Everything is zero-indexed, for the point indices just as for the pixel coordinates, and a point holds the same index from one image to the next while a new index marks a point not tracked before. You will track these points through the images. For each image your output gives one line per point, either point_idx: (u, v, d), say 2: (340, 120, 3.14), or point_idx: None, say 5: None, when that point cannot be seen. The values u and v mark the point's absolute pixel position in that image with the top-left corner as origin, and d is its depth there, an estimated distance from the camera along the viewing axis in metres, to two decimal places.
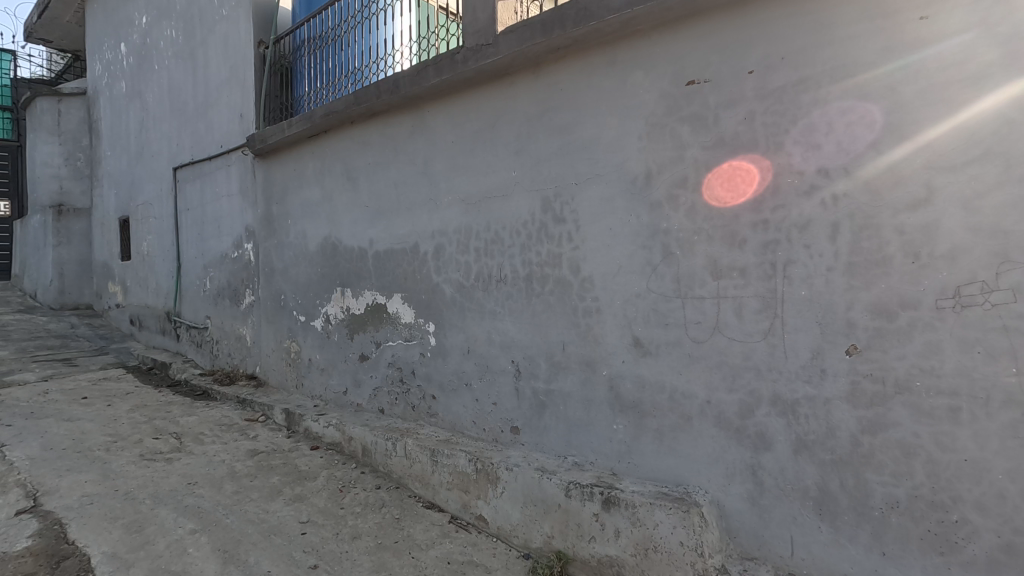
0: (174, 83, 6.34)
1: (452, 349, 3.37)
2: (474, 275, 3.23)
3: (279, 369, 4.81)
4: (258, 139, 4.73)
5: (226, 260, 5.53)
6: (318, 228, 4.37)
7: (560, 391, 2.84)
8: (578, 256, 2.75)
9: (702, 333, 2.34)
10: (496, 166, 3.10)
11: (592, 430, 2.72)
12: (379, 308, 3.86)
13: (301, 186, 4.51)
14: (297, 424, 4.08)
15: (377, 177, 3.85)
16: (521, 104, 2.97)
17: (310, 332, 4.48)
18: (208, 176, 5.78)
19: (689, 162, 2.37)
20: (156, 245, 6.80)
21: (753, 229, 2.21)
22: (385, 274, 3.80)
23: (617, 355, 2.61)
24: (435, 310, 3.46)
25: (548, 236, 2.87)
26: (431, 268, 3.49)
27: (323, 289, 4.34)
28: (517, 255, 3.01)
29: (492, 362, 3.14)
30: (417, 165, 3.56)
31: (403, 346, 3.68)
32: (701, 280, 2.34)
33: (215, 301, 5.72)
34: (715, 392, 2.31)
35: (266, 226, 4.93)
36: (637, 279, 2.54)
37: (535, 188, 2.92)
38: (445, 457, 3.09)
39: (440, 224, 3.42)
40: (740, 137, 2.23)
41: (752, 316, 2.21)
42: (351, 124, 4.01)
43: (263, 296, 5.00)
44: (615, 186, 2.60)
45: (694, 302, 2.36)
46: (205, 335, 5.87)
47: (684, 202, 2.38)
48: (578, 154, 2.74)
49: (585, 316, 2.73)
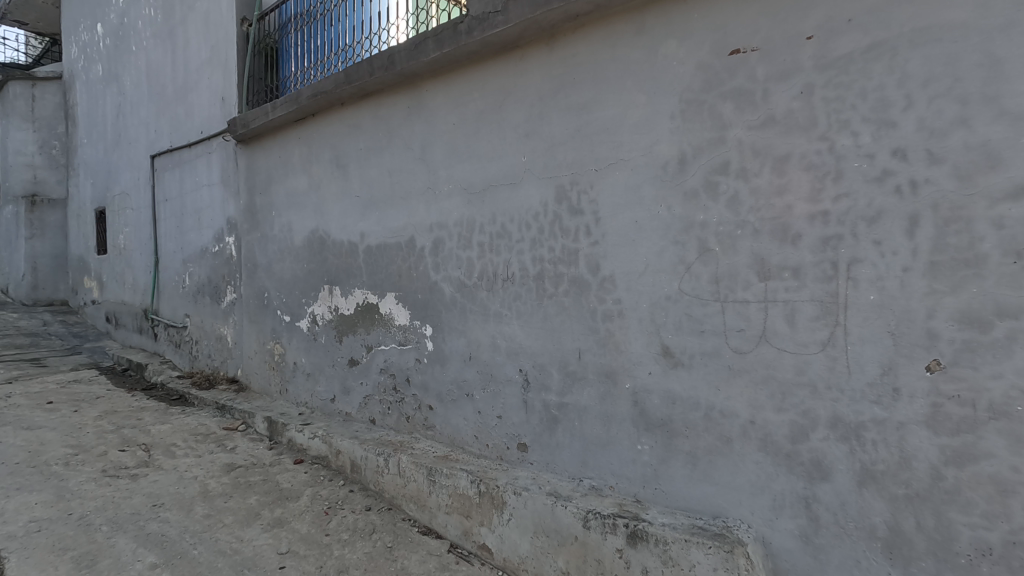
0: (153, 65, 5.94)
1: (451, 355, 3.03)
2: (478, 273, 2.89)
3: (261, 373, 4.46)
4: (239, 123, 4.35)
5: (206, 255, 5.16)
6: (305, 221, 4.01)
7: (575, 406, 2.51)
8: (598, 252, 2.43)
9: (746, 343, 2.03)
10: (504, 151, 2.77)
11: (612, 450, 2.40)
12: (370, 308, 3.52)
13: (286, 175, 4.14)
14: (280, 435, 3.74)
15: (370, 165, 3.50)
16: (533, 81, 2.65)
17: (295, 334, 4.13)
18: (188, 164, 5.40)
19: (732, 144, 2.05)
20: (133, 238, 6.40)
21: (810, 223, 1.89)
22: (377, 271, 3.46)
23: (643, 365, 2.30)
24: (433, 312, 3.13)
25: (562, 230, 2.54)
26: (429, 265, 3.15)
27: (309, 286, 3.99)
28: (527, 252, 2.68)
29: (497, 370, 2.82)
30: (414, 151, 3.23)
31: (396, 351, 3.35)
32: (744, 281, 2.03)
33: (195, 298, 5.34)
34: (760, 412, 2.00)
35: (249, 219, 4.57)
36: (667, 279, 2.22)
37: (547, 176, 2.60)
38: (443, 477, 2.77)
39: (440, 217, 3.08)
40: (795, 114, 1.91)
41: (807, 324, 1.90)
42: (341, 105, 3.66)
43: (245, 294, 4.63)
44: (643, 173, 2.28)
45: (737, 306, 2.05)
46: (184, 334, 5.49)
47: (725, 190, 2.07)
48: (599, 136, 2.42)
49: (605, 321, 2.41)
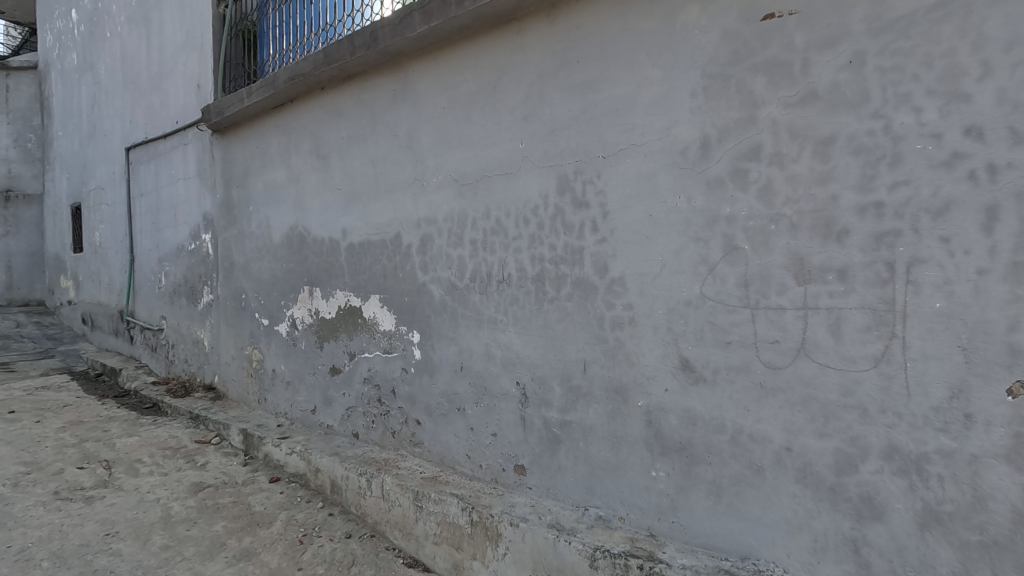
0: (127, 52, 5.60)
1: (441, 365, 2.74)
2: (470, 274, 2.60)
3: (239, 381, 4.15)
4: (213, 111, 4.03)
5: (182, 253, 4.84)
6: (283, 217, 3.70)
7: (579, 425, 2.23)
8: (605, 251, 2.13)
9: (780, 357, 1.74)
10: (500, 137, 2.48)
11: (622, 476, 2.11)
12: (353, 312, 3.22)
13: (263, 167, 3.83)
14: (256, 449, 3.44)
15: (352, 155, 3.19)
16: (531, 57, 2.35)
17: (273, 339, 3.82)
18: (163, 157, 5.07)
19: (765, 125, 1.76)
20: (109, 236, 6.07)
21: (860, 216, 1.60)
22: (360, 272, 3.16)
23: (658, 381, 2.01)
24: (421, 316, 2.83)
25: (565, 226, 2.25)
26: (416, 265, 2.85)
27: (288, 287, 3.68)
28: (524, 250, 2.38)
29: (492, 383, 2.52)
30: (400, 139, 2.93)
31: (381, 359, 3.05)
32: (779, 285, 1.74)
33: (171, 299, 5.02)
34: (798, 437, 1.71)
35: (225, 214, 4.25)
36: (687, 283, 1.93)
37: (547, 166, 2.31)
38: (432, 503, 2.49)
39: (429, 212, 2.78)
40: (842, 88, 1.62)
41: (856, 336, 1.61)
42: (321, 90, 3.35)
43: (222, 295, 4.32)
44: (658, 160, 1.99)
45: (770, 314, 1.76)
46: (160, 337, 5.18)
47: (757, 179, 1.78)
48: (607, 119, 2.13)
49: (614, 330, 2.12)
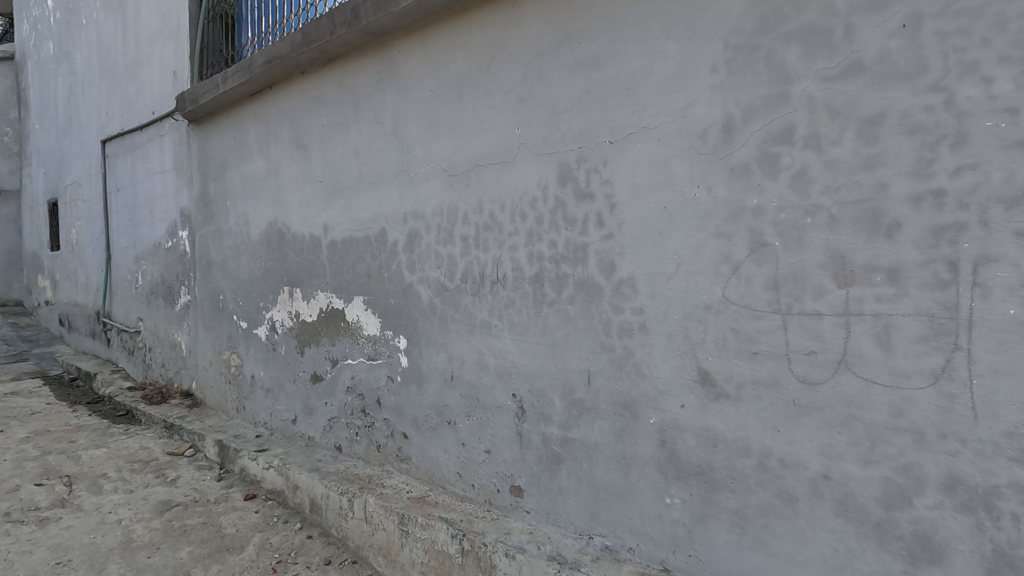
0: (103, 39, 5.32)
1: (430, 374, 2.50)
2: (462, 274, 2.36)
3: (217, 387, 3.89)
4: (188, 98, 3.76)
5: (159, 251, 4.57)
6: (262, 212, 3.44)
7: (582, 443, 1.99)
8: (612, 248, 1.90)
9: (816, 370, 1.51)
10: (493, 123, 2.24)
11: (631, 502, 1.88)
12: (335, 315, 2.97)
13: (241, 159, 3.57)
14: (232, 463, 3.20)
15: (334, 144, 2.94)
16: (529, 32, 2.11)
17: (252, 343, 3.57)
18: (140, 149, 4.80)
19: (799, 102, 1.52)
20: (86, 233, 5.79)
21: (916, 207, 1.36)
22: (343, 271, 2.91)
23: (673, 396, 1.78)
24: (407, 320, 2.59)
25: (566, 220, 2.01)
26: (403, 264, 2.60)
27: (267, 288, 3.43)
28: (521, 248, 2.14)
29: (485, 394, 2.28)
30: (385, 126, 2.68)
31: (365, 367, 2.80)
32: (815, 287, 1.51)
33: (148, 300, 4.75)
34: (838, 464, 1.48)
35: (202, 210, 3.99)
36: (706, 284, 1.70)
37: (546, 153, 2.07)
38: (419, 527, 2.25)
39: (417, 206, 2.54)
40: (894, 56, 1.38)
41: (910, 347, 1.37)
42: (301, 75, 3.10)
43: (200, 296, 4.06)
44: (672, 145, 1.76)
45: (805, 321, 1.53)
46: (137, 340, 4.91)
47: (789, 165, 1.54)
48: (614, 99, 1.89)
49: (621, 337, 1.88)
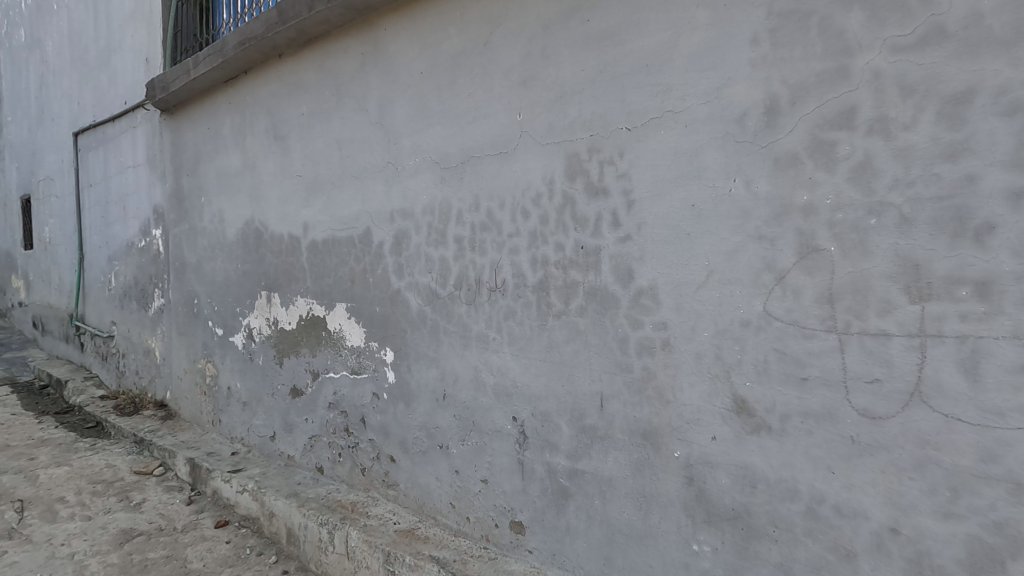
0: (74, 25, 5.00)
1: (420, 391, 2.23)
2: (455, 280, 2.09)
3: (191, 398, 3.61)
4: (158, 86, 3.46)
5: (132, 251, 4.27)
6: (237, 209, 3.15)
7: (594, 476, 1.73)
8: (630, 252, 1.64)
9: (882, 402, 1.25)
10: (492, 108, 1.97)
11: (651, 548, 1.62)
12: (316, 323, 2.70)
13: (215, 152, 3.28)
14: (204, 485, 2.93)
15: (315, 134, 2.66)
16: (532, 3, 1.84)
17: (228, 352, 3.28)
18: (112, 142, 4.49)
19: (863, 78, 1.26)
20: (58, 231, 5.48)
21: (1014, 206, 1.11)
22: (324, 275, 2.64)
23: (703, 426, 1.52)
24: (395, 331, 2.32)
25: (576, 220, 1.75)
26: (390, 268, 2.33)
27: (244, 292, 3.15)
28: (523, 251, 1.88)
29: (482, 417, 2.02)
30: (370, 114, 2.41)
31: (349, 381, 2.53)
32: (881, 302, 1.25)
33: (121, 303, 4.45)
34: (910, 515, 1.22)
35: (176, 207, 3.69)
36: (743, 296, 1.44)
37: (552, 143, 1.80)
38: (406, 568, 1.99)
39: (405, 204, 2.26)
40: (987, 19, 1.12)
41: (1004, 378, 1.12)
42: (279, 58, 2.82)
43: (174, 300, 3.77)
44: (703, 132, 1.49)
45: (867, 343, 1.27)
46: (111, 345, 4.61)
47: (849, 154, 1.28)
48: (633, 79, 1.63)
49: (640, 356, 1.62)
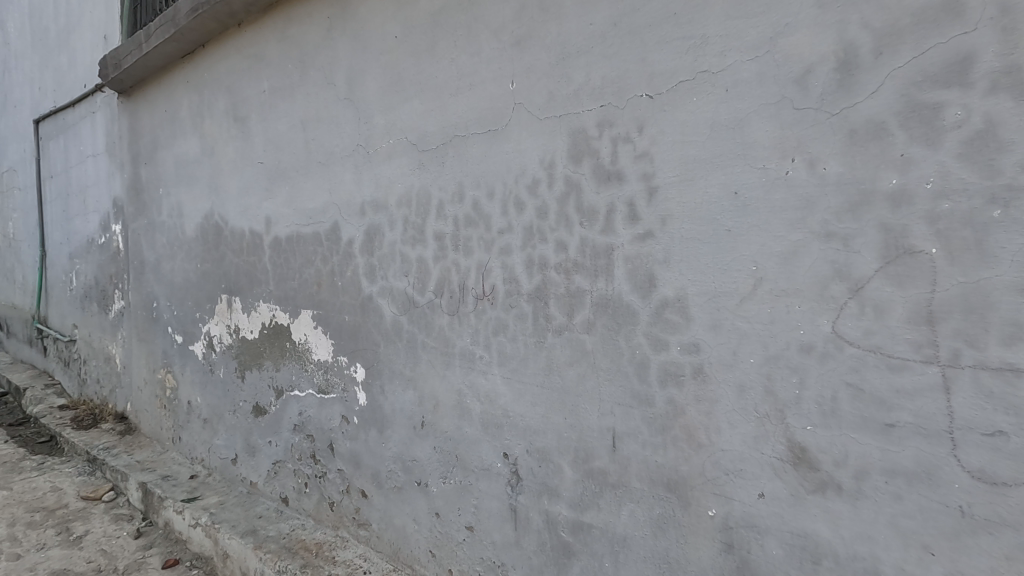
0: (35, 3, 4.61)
1: (395, 416, 1.89)
2: (435, 286, 1.74)
3: (151, 412, 3.25)
4: (111, 63, 3.09)
5: (92, 249, 3.91)
6: (196, 201, 2.79)
7: (604, 532, 1.40)
8: (651, 254, 1.29)
9: (1007, 464, 0.91)
10: (479, 77, 1.62)
11: None
12: (279, 332, 2.35)
13: (173, 137, 2.92)
14: (156, 515, 2.59)
15: (278, 115, 2.30)
16: None
17: (188, 362, 2.93)
18: (72, 129, 4.12)
19: (984, 14, 0.91)
20: (22, 226, 5.10)
21: None
22: (288, 278, 2.28)
23: (746, 481, 1.18)
24: (366, 344, 1.97)
25: (581, 212, 1.40)
26: (360, 270, 1.98)
27: (203, 295, 2.79)
28: (516, 252, 1.53)
29: (467, 451, 1.68)
30: (337, 89, 2.05)
31: (315, 401, 2.19)
32: (1007, 325, 0.90)
33: (82, 305, 4.09)
34: None
35: (135, 199, 3.33)
36: (804, 313, 1.10)
37: (552, 117, 1.45)
38: None
39: (377, 194, 1.91)
40: None
41: None
42: (239, 27, 2.46)
43: (133, 302, 3.41)
44: (750, 97, 1.14)
45: (986, 382, 0.92)
46: (72, 350, 4.25)
47: (962, 121, 0.93)
48: (656, 31, 1.27)
49: (664, 385, 1.28)
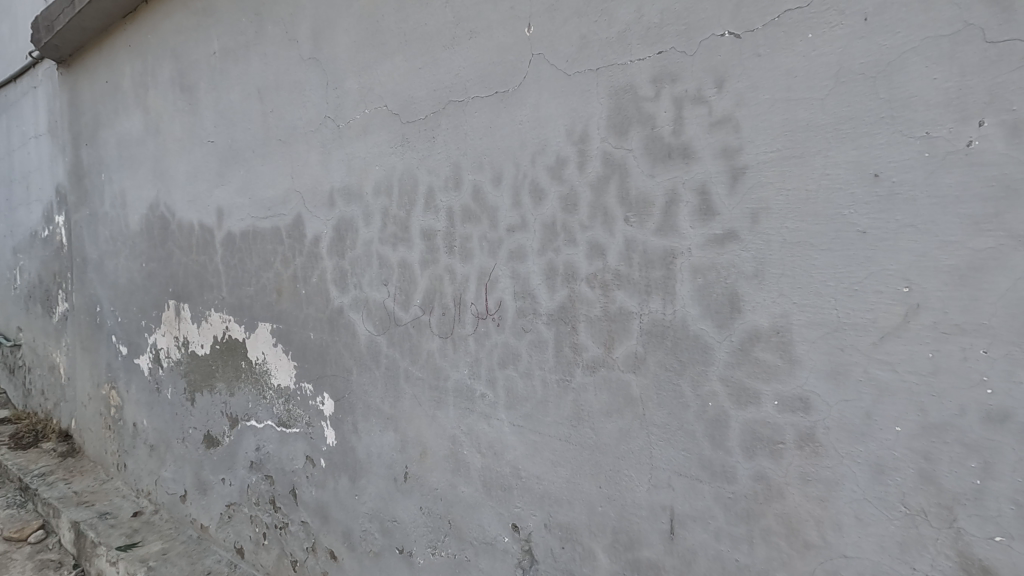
0: None
1: (371, 463, 1.48)
2: (422, 300, 1.33)
3: (95, 432, 2.82)
4: (43, 25, 2.64)
5: (36, 243, 3.45)
6: (140, 189, 2.36)
7: None
8: (734, 265, 0.89)
9: None
10: (482, 22, 1.20)
11: None
12: (233, 348, 1.93)
13: (115, 113, 2.48)
14: (89, 563, 2.17)
15: (230, 83, 1.87)
16: None
17: (134, 378, 2.50)
18: (13, 107, 3.65)
19: None
20: None
21: None
22: (243, 283, 1.87)
23: None
24: (335, 370, 1.56)
25: (626, 205, 1.00)
26: (328, 276, 1.57)
27: (149, 300, 2.36)
28: (532, 258, 1.13)
29: (463, 517, 1.28)
30: (300, 47, 1.63)
31: (274, 435, 1.78)
32: None
33: (26, 305, 3.63)
34: None
35: (76, 187, 2.88)
36: (995, 364, 0.70)
37: (585, 72, 1.05)
38: None
39: (349, 179, 1.50)
40: None
41: None
42: None
43: (76, 305, 2.97)
44: (906, 30, 0.75)
45: None
46: (17, 356, 3.78)
47: None
48: None
49: (751, 455, 0.89)
